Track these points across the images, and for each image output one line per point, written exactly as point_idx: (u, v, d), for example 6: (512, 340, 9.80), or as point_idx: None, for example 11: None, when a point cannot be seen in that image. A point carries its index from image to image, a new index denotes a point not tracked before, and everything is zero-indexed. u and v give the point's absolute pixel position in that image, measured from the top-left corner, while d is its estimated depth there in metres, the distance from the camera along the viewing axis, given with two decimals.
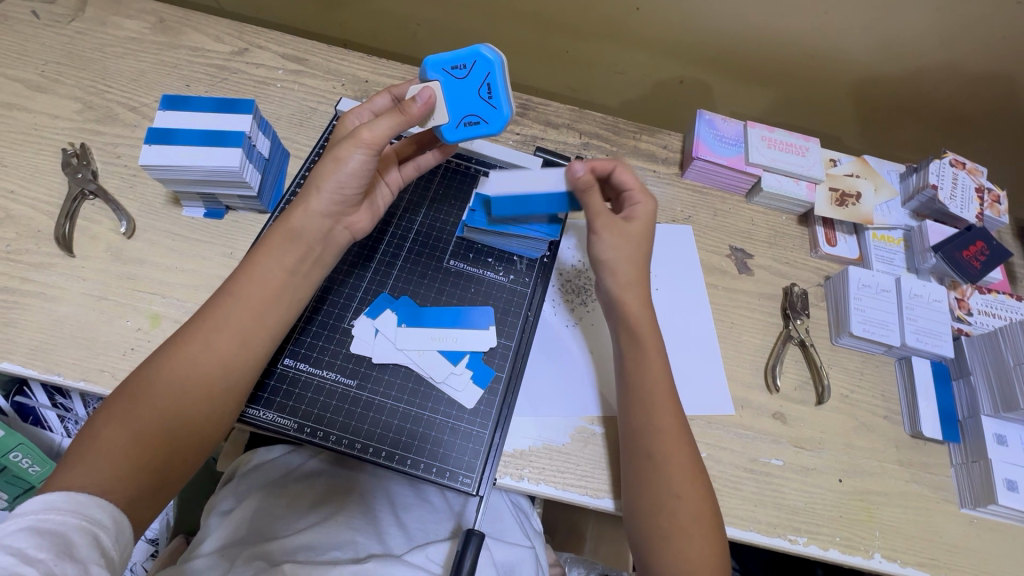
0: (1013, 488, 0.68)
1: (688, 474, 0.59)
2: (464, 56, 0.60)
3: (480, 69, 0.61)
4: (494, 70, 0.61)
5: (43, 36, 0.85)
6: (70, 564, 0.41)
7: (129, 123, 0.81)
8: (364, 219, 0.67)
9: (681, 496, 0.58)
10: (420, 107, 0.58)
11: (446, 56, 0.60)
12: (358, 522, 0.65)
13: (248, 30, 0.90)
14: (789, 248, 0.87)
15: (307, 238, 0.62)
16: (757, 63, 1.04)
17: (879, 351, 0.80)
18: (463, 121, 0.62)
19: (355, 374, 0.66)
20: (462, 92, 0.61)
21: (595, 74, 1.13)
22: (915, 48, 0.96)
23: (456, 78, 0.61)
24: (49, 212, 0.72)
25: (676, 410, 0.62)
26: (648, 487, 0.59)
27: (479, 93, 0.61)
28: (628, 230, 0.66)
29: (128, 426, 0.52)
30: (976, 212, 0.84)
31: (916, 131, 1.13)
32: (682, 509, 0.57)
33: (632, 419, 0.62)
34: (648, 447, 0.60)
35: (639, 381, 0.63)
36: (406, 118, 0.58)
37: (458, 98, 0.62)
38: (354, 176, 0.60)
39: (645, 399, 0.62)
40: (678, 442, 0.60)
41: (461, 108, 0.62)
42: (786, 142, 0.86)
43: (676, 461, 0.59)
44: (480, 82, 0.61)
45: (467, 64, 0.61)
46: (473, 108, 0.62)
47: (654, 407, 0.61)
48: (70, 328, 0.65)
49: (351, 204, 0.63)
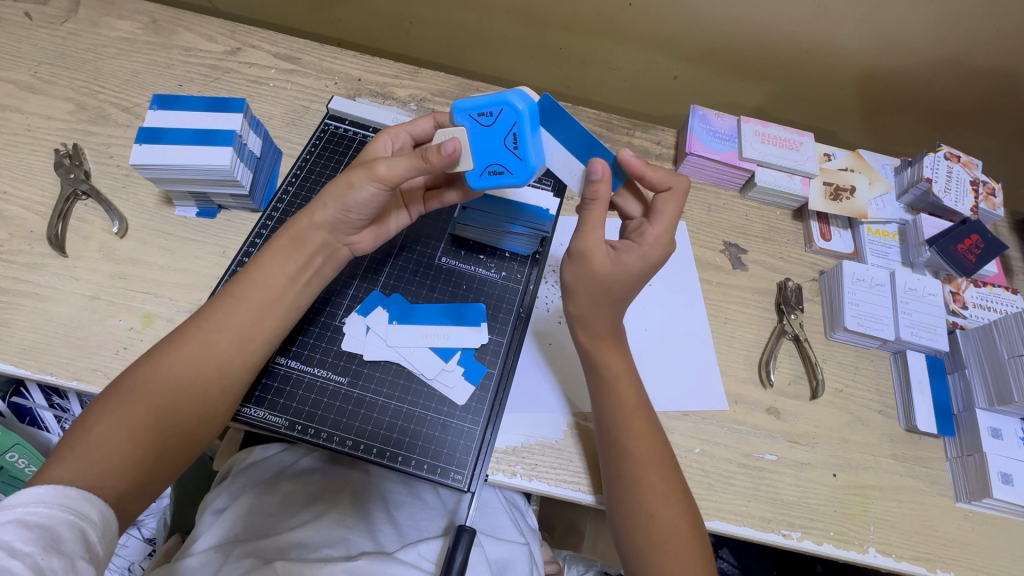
0: (1007, 481, 0.68)
1: (663, 490, 0.58)
2: (488, 104, 0.54)
3: (507, 117, 0.54)
4: (522, 121, 0.54)
5: (36, 37, 0.85)
6: (56, 558, 0.41)
7: (122, 123, 0.81)
8: (366, 240, 0.67)
9: (656, 514, 0.57)
10: (440, 159, 0.53)
11: (470, 102, 0.55)
12: (350, 520, 0.65)
13: (241, 30, 0.90)
14: (782, 243, 0.86)
15: (310, 248, 0.62)
16: (752, 58, 1.03)
17: (874, 346, 0.79)
18: (488, 170, 0.57)
19: (347, 372, 0.66)
20: (488, 141, 0.56)
21: (589, 71, 1.13)
22: (911, 41, 0.95)
23: (483, 125, 0.56)
24: (42, 213, 0.72)
25: (651, 428, 0.61)
26: (626, 503, 0.58)
27: (505, 143, 0.55)
28: (607, 269, 0.58)
29: (122, 422, 0.52)
30: (971, 205, 0.84)
31: (913, 125, 1.13)
32: (661, 523, 0.57)
33: (607, 437, 0.61)
34: (618, 448, 0.60)
35: (610, 402, 0.61)
36: (425, 167, 0.55)
37: (485, 146, 0.57)
38: (362, 206, 0.60)
39: (612, 418, 0.61)
40: (650, 460, 0.59)
41: (485, 157, 0.57)
42: (780, 137, 0.86)
43: (647, 481, 0.58)
44: (505, 132, 0.55)
45: (491, 111, 0.54)
46: (498, 157, 0.56)
47: (624, 423, 0.60)
48: (62, 328, 0.66)
49: (353, 226, 0.63)
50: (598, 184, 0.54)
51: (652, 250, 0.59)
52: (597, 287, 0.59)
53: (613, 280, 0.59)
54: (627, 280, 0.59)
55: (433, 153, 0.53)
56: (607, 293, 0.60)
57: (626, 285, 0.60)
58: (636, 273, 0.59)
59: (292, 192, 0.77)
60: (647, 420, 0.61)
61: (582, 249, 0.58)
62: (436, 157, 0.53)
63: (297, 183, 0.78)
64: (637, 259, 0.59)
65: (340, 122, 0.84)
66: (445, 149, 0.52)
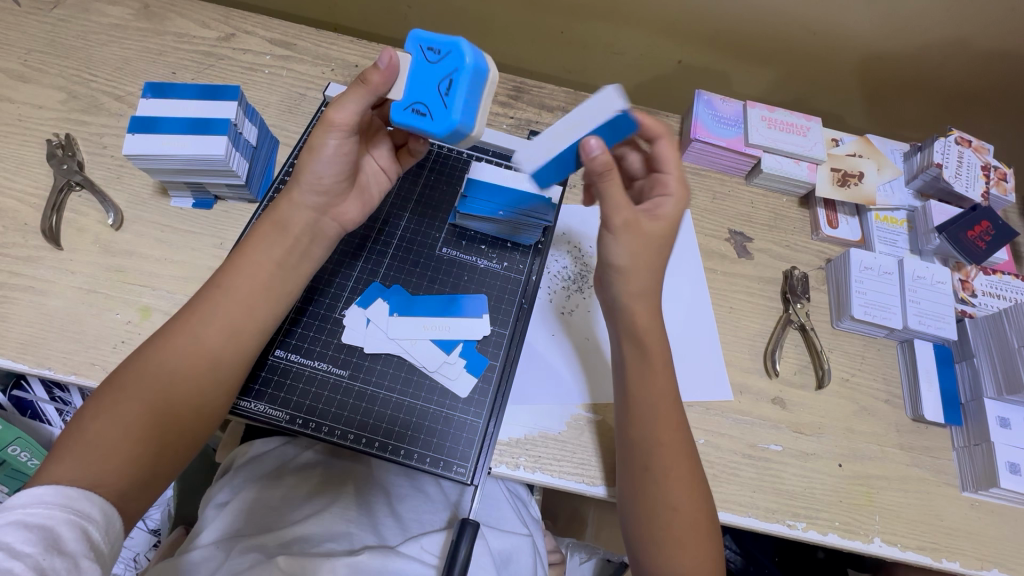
0: (1015, 471, 0.67)
1: (688, 483, 0.58)
2: (442, 41, 0.50)
3: (450, 62, 0.50)
4: (460, 70, 0.49)
5: (24, 24, 0.83)
6: (58, 558, 0.41)
7: (115, 112, 0.79)
8: (353, 210, 0.65)
9: (677, 507, 0.57)
10: (381, 74, 0.52)
11: (429, 33, 0.51)
12: (352, 513, 0.64)
13: (235, 15, 0.88)
14: (789, 231, 0.85)
15: (294, 231, 0.61)
16: (758, 40, 1.01)
17: (882, 335, 0.78)
18: (411, 106, 0.52)
19: (347, 365, 0.65)
20: (425, 79, 0.52)
21: (591, 54, 1.11)
22: (922, 21, 0.93)
23: (429, 62, 0.52)
24: (35, 205, 0.71)
25: (678, 421, 0.60)
26: (644, 496, 0.58)
27: (438, 87, 0.51)
28: (651, 225, 0.58)
29: (119, 422, 0.51)
30: (982, 190, 0.82)
31: (922, 110, 1.11)
32: (679, 520, 0.57)
33: (636, 431, 0.60)
34: (647, 442, 0.59)
35: (645, 392, 0.60)
36: (369, 91, 0.54)
37: (420, 83, 0.52)
38: (332, 161, 0.59)
39: (649, 408, 0.60)
40: (679, 454, 0.59)
41: (416, 93, 0.52)
42: (786, 122, 0.84)
43: (676, 475, 0.58)
44: (443, 76, 0.50)
45: (444, 50, 0.51)
46: (426, 98, 0.52)
47: (655, 416, 0.60)
48: (59, 322, 0.65)
49: (339, 191, 0.62)
50: (597, 158, 0.51)
51: (679, 193, 0.60)
52: (650, 247, 0.59)
53: (660, 237, 0.59)
54: (670, 232, 0.60)
55: (371, 69, 0.52)
56: (659, 252, 0.60)
57: (672, 235, 0.60)
58: (677, 221, 0.60)
59: (289, 182, 0.76)
60: (676, 415, 0.61)
61: (628, 218, 0.56)
62: (375, 73, 0.52)
63: (295, 172, 0.77)
64: (673, 204, 0.59)
65: None
66: (380, 60, 0.52)
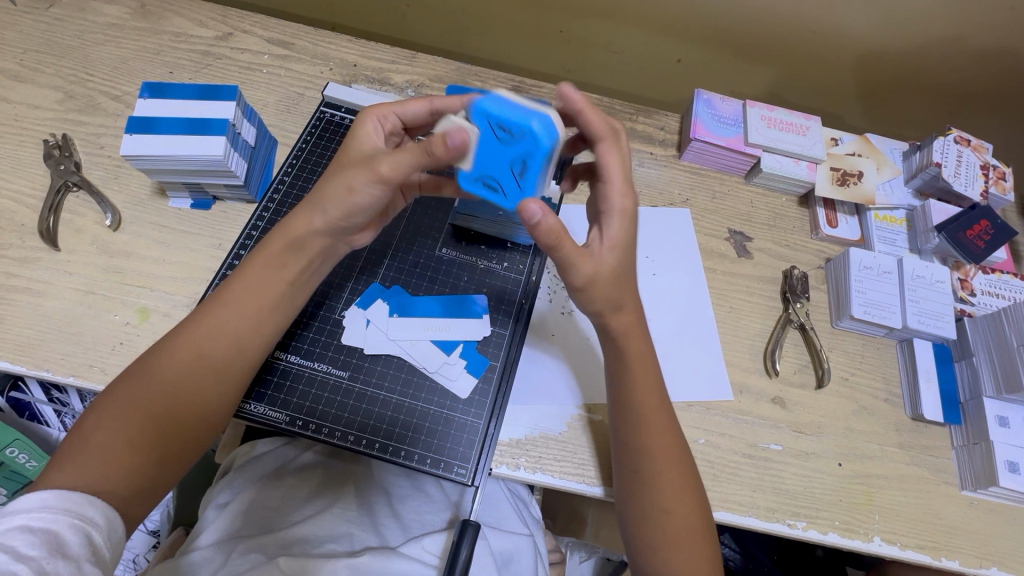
0: (1014, 470, 0.67)
1: (679, 487, 0.58)
2: (513, 123, 0.51)
3: (525, 143, 0.52)
4: (538, 153, 0.52)
5: (20, 23, 0.83)
6: (62, 561, 0.41)
7: (112, 112, 0.79)
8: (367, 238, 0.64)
9: (668, 510, 0.57)
10: (447, 151, 0.50)
11: (498, 110, 0.51)
12: (352, 513, 0.64)
13: (232, 14, 0.88)
14: (788, 230, 0.85)
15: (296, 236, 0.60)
16: (758, 39, 1.01)
17: (881, 334, 0.78)
18: (482, 179, 0.56)
19: (347, 366, 0.65)
20: (497, 154, 0.54)
21: (590, 53, 1.11)
22: (921, 20, 0.93)
23: (498, 137, 0.53)
24: (32, 206, 0.71)
25: (670, 425, 0.60)
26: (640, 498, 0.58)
27: (512, 167, 0.54)
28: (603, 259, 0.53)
29: (119, 430, 0.51)
30: (980, 190, 0.82)
31: (921, 109, 1.11)
32: (670, 522, 0.57)
33: (628, 434, 0.59)
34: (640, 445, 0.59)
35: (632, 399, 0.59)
36: (429, 160, 0.51)
37: (490, 156, 0.54)
38: (363, 208, 0.56)
39: (638, 413, 0.59)
40: (670, 458, 0.58)
41: (485, 167, 0.55)
42: (786, 122, 0.84)
43: (665, 479, 0.57)
44: (517, 157, 0.53)
45: (513, 130, 0.51)
46: (497, 174, 0.55)
47: (643, 421, 0.59)
48: (58, 324, 0.64)
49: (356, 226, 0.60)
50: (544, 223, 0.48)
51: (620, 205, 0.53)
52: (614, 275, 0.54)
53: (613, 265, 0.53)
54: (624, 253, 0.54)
55: (439, 144, 0.49)
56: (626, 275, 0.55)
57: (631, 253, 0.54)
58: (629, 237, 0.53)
59: (288, 183, 0.76)
60: (666, 419, 0.60)
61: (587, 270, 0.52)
62: (441, 148, 0.49)
63: (293, 173, 0.76)
64: (619, 224, 0.53)
65: (335, 109, 0.82)
66: (453, 140, 0.49)
